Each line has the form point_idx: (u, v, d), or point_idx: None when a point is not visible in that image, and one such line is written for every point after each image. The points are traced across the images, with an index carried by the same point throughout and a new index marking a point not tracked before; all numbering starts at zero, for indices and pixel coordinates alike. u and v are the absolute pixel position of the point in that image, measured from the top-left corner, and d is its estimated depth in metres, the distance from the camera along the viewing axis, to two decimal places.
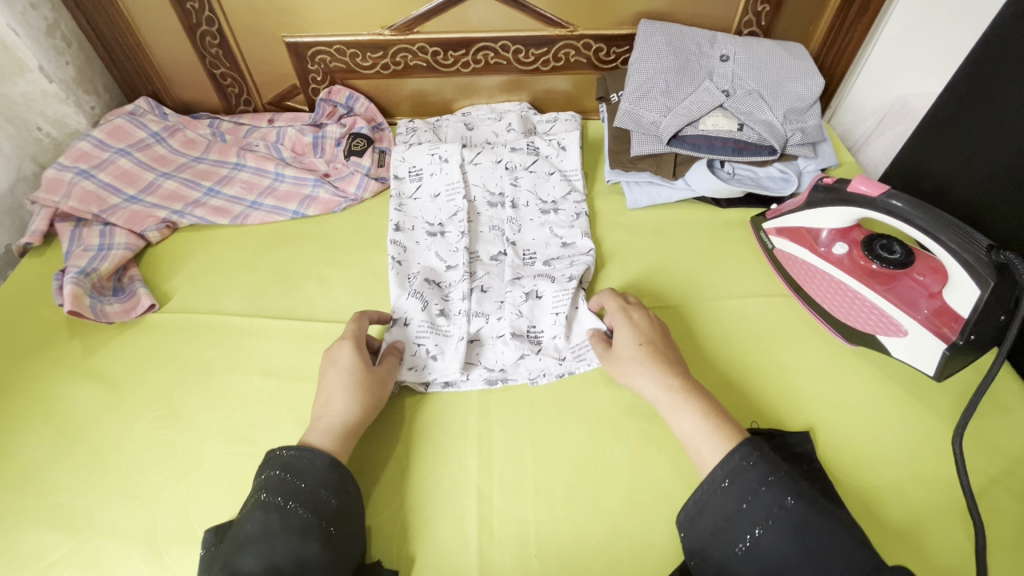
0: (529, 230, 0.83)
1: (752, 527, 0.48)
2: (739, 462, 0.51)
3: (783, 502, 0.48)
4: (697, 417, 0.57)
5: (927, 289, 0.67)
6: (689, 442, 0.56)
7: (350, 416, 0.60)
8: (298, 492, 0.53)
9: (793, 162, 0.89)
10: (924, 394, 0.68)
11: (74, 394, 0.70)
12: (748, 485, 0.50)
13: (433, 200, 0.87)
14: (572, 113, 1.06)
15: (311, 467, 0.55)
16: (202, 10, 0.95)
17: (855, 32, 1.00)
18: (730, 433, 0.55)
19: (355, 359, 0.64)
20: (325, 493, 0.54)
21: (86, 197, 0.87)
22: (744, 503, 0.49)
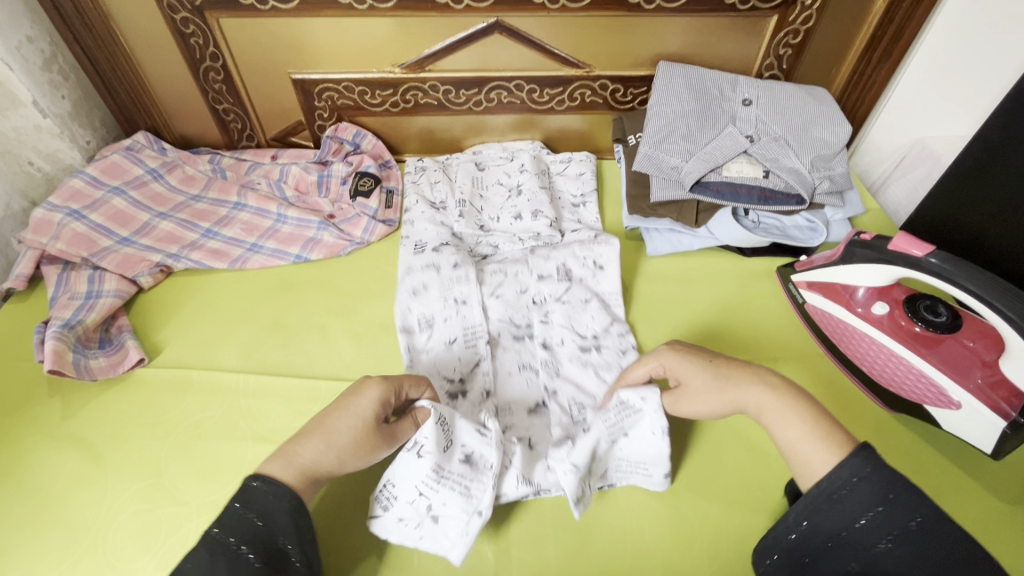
0: (570, 373, 0.71)
1: (856, 551, 0.42)
2: (847, 479, 0.43)
3: (902, 524, 0.40)
4: (804, 422, 0.50)
5: (979, 356, 0.63)
6: (792, 455, 0.49)
7: (324, 465, 0.50)
8: (256, 535, 0.45)
9: (820, 211, 0.86)
10: (980, 472, 0.62)
11: (49, 463, 0.64)
12: (858, 503, 0.42)
13: (448, 348, 0.73)
14: (585, 153, 1.03)
15: (275, 509, 0.46)
16: (206, 46, 0.92)
17: (880, 75, 0.97)
18: (842, 442, 0.47)
19: (371, 412, 0.53)
20: (281, 539, 0.46)
21: (76, 239, 0.82)
22: (860, 520, 0.42)
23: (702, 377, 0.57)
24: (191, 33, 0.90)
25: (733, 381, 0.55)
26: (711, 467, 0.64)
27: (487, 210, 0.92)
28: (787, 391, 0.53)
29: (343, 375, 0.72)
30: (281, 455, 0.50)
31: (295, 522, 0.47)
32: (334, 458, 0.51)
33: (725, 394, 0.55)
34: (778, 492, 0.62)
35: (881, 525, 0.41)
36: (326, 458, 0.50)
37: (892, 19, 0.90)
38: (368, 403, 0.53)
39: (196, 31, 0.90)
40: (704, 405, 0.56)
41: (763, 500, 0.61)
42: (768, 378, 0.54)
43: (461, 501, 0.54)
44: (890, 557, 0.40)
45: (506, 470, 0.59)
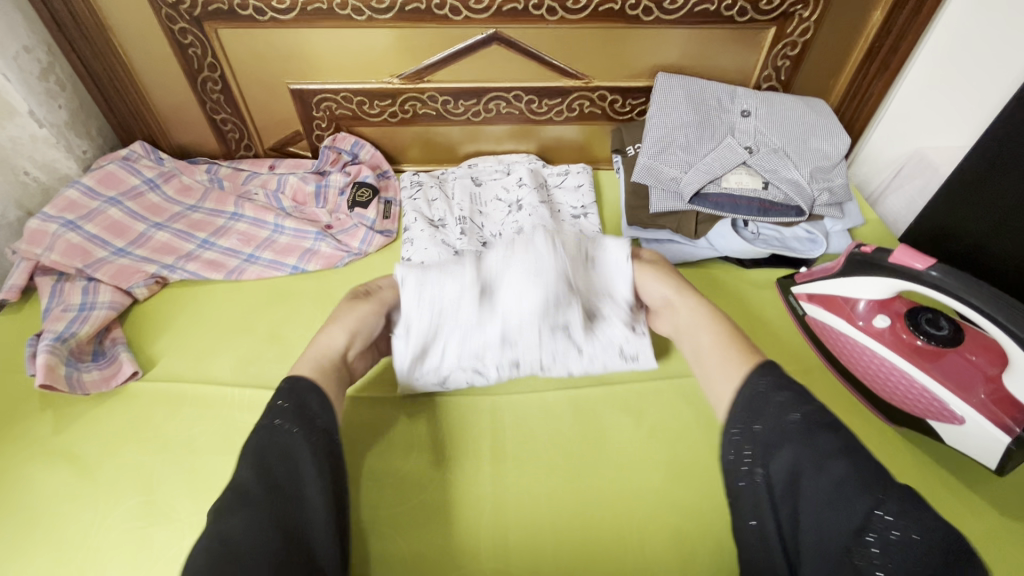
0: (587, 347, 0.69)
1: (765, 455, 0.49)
2: (750, 392, 0.52)
3: (790, 419, 0.49)
4: (704, 312, 0.63)
5: (982, 370, 0.62)
6: (706, 358, 0.59)
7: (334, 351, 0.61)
8: (295, 414, 0.53)
9: (819, 223, 0.86)
10: (985, 488, 0.62)
11: (40, 479, 0.63)
12: (760, 412, 0.51)
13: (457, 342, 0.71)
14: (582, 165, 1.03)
15: (300, 392, 0.55)
16: (205, 56, 0.92)
17: (877, 87, 0.97)
18: (748, 350, 0.57)
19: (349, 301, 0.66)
20: (316, 417, 0.54)
21: (71, 250, 0.81)
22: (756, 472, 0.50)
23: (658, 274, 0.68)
24: (189, 44, 0.90)
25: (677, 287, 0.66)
26: (713, 486, 0.63)
27: (492, 224, 0.91)
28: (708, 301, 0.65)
29: None
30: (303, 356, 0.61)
31: (317, 396, 0.55)
32: (344, 339, 0.62)
33: (672, 291, 0.66)
34: None
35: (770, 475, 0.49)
36: (338, 340, 0.62)
37: (889, 32, 0.91)
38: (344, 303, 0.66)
39: (194, 42, 0.90)
40: (654, 288, 0.67)
41: None
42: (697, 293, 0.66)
43: (454, 284, 0.64)
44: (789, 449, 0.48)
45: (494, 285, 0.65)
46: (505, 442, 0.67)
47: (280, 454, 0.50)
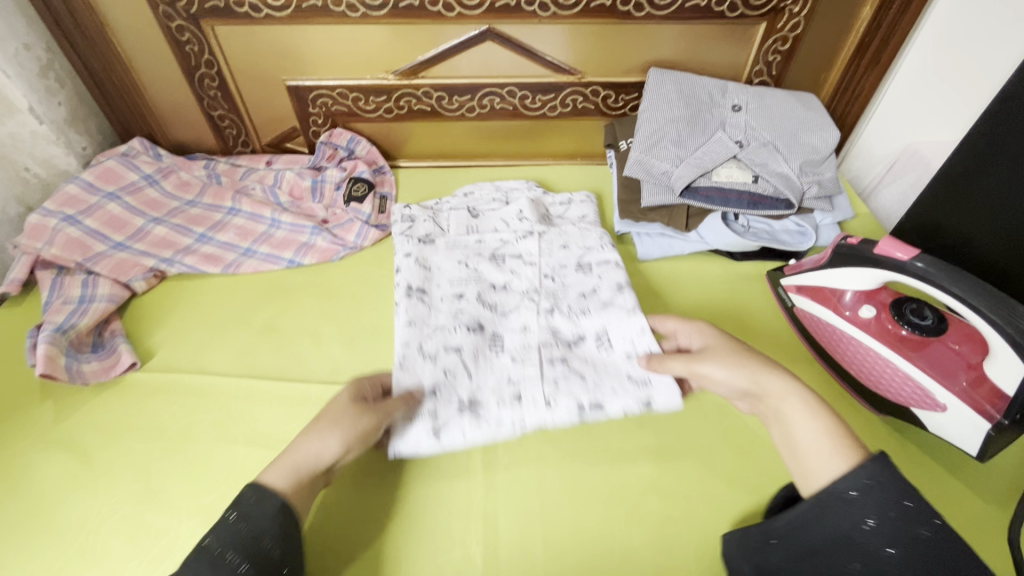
0: (593, 373, 0.66)
1: (863, 555, 0.38)
2: (863, 478, 0.40)
3: (915, 530, 0.37)
4: (785, 375, 0.52)
5: (964, 359, 0.63)
6: (814, 451, 0.46)
7: (318, 458, 0.52)
8: (241, 539, 0.45)
9: (810, 216, 0.87)
10: (968, 472, 0.63)
11: (40, 467, 0.64)
12: (867, 507, 0.39)
13: (467, 368, 0.66)
14: (587, 193, 0.97)
15: (257, 514, 0.47)
16: (202, 53, 0.93)
17: (867, 83, 0.98)
18: (858, 447, 0.45)
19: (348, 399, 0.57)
20: (268, 543, 0.46)
21: (70, 244, 0.83)
22: (866, 523, 0.39)
23: (731, 352, 0.57)
24: (186, 41, 0.91)
25: (763, 366, 0.53)
26: (701, 474, 0.64)
27: (498, 269, 0.79)
28: (807, 386, 0.51)
29: (335, 379, 0.72)
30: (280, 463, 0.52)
31: (280, 523, 0.47)
32: (338, 449, 0.53)
33: (750, 374, 0.53)
34: (765, 496, 0.62)
35: (894, 531, 0.38)
36: (328, 450, 0.53)
37: (879, 27, 0.92)
38: (341, 397, 0.58)
39: (191, 39, 0.91)
40: (724, 371, 0.55)
41: (750, 505, 0.61)
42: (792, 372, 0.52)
43: (477, 308, 0.73)
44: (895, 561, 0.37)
45: (512, 311, 0.74)
46: None
47: None
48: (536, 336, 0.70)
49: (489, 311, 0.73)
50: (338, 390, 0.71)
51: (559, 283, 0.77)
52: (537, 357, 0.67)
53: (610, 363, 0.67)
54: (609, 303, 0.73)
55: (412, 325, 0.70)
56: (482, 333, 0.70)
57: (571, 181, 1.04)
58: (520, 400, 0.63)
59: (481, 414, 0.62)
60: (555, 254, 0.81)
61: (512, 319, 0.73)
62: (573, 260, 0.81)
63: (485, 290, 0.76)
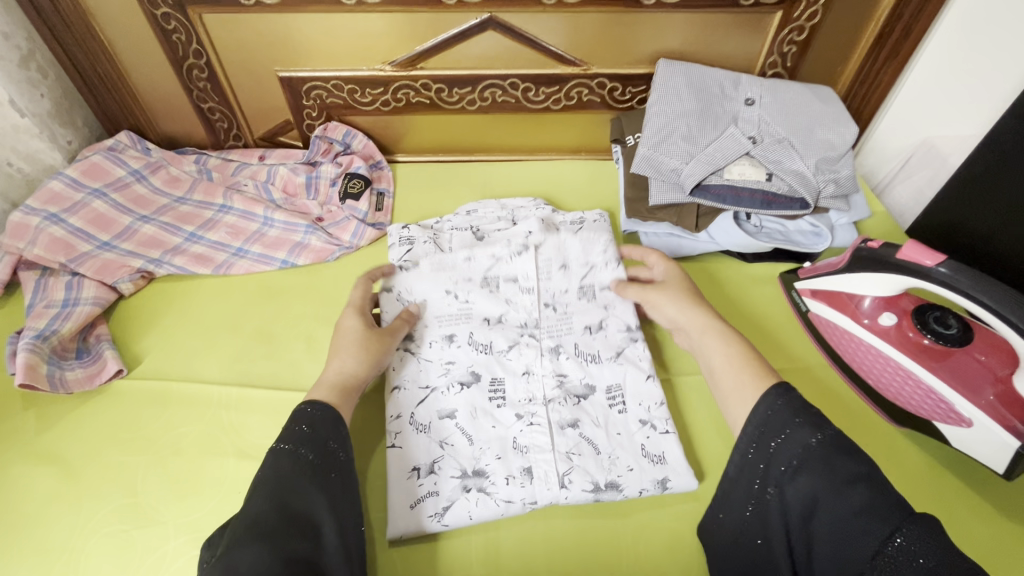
0: (606, 437, 0.62)
1: (778, 468, 0.44)
2: (763, 412, 0.47)
3: (808, 442, 0.43)
4: (710, 314, 0.61)
5: (991, 371, 0.60)
6: (724, 368, 0.55)
7: (354, 374, 0.59)
8: (308, 439, 0.50)
9: (824, 215, 0.83)
10: (992, 489, 0.60)
11: (21, 481, 0.61)
12: (772, 436, 0.45)
13: (468, 432, 0.62)
14: (599, 210, 0.88)
15: (319, 421, 0.52)
16: (189, 42, 0.89)
17: (885, 75, 0.94)
18: (764, 373, 0.52)
19: (361, 321, 0.64)
20: (333, 445, 0.51)
21: (54, 244, 0.79)
22: (772, 446, 0.45)
23: (678, 289, 0.66)
24: (173, 30, 0.87)
25: (695, 303, 0.63)
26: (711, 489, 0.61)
27: (494, 299, 0.73)
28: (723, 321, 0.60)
29: None
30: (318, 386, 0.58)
31: (340, 428, 0.53)
32: (368, 366, 0.61)
33: (682, 310, 0.63)
34: None
35: (789, 450, 0.44)
36: (358, 367, 0.60)
37: (900, 17, 0.87)
38: (351, 321, 0.64)
39: (178, 28, 0.87)
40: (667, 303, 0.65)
41: None
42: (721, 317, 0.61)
43: (471, 351, 0.68)
44: (806, 473, 0.42)
45: (512, 353, 0.69)
46: None
47: (292, 482, 0.46)
48: (541, 387, 0.66)
49: (485, 354, 0.69)
50: None
51: (562, 314, 0.73)
52: (546, 420, 0.63)
53: (623, 427, 0.63)
54: (621, 354, 0.69)
55: (405, 387, 0.65)
56: (480, 384, 0.66)
57: (576, 178, 1.00)
58: (529, 476, 0.60)
59: (487, 491, 0.59)
60: (554, 277, 0.76)
61: (514, 361, 0.68)
62: (575, 283, 0.75)
63: (478, 329, 0.71)
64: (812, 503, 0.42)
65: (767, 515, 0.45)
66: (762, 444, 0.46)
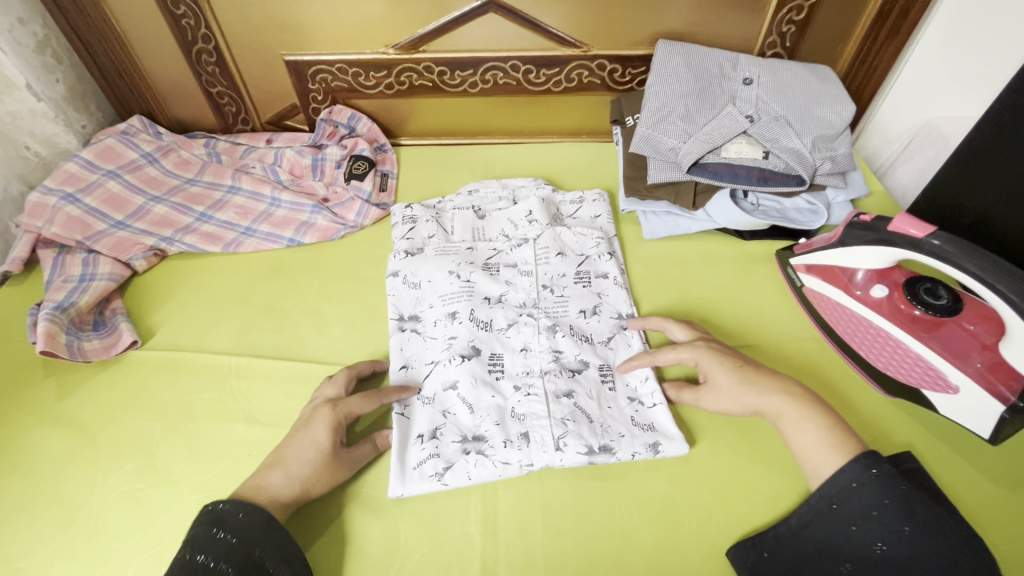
0: (598, 408, 0.65)
1: (868, 533, 0.46)
2: (847, 483, 0.49)
3: (898, 529, 0.45)
4: (780, 398, 0.58)
5: (980, 340, 0.62)
6: (808, 460, 0.54)
7: (283, 495, 0.54)
8: (232, 551, 0.48)
9: (821, 193, 0.85)
10: (978, 455, 0.61)
11: (43, 443, 0.64)
12: (852, 513, 0.48)
13: (468, 402, 0.64)
14: (598, 190, 0.92)
15: (248, 526, 0.50)
16: (198, 27, 0.91)
17: (885, 55, 0.94)
18: (857, 445, 0.53)
19: (327, 441, 0.57)
20: (258, 553, 0.49)
21: (71, 223, 0.82)
22: (853, 525, 0.48)
23: (729, 373, 0.61)
24: (182, 14, 0.90)
25: (757, 387, 0.59)
26: (703, 452, 0.63)
27: (493, 280, 0.76)
28: (801, 395, 0.58)
29: (335, 359, 0.72)
30: (248, 485, 0.54)
31: (273, 533, 0.50)
32: (299, 491, 0.55)
33: (744, 403, 0.59)
34: (769, 477, 0.61)
35: (878, 531, 0.46)
36: (289, 490, 0.54)
37: None
38: (320, 432, 0.57)
39: (187, 12, 0.89)
40: (726, 402, 0.60)
41: (753, 487, 0.60)
42: (786, 387, 0.58)
43: (471, 327, 0.70)
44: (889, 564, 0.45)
45: (510, 331, 0.71)
46: None
47: None
48: (538, 361, 0.68)
49: (485, 330, 0.71)
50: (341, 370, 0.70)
51: (559, 296, 0.75)
52: (542, 390, 0.65)
53: (613, 401, 0.66)
54: (613, 338, 0.71)
55: (410, 366, 0.68)
56: (480, 358, 0.68)
57: (576, 159, 1.02)
58: (527, 441, 0.62)
59: (486, 454, 0.61)
60: (552, 262, 0.78)
61: (512, 338, 0.70)
62: (572, 269, 0.78)
63: (479, 306, 0.73)
64: None
65: None
66: (836, 510, 0.49)
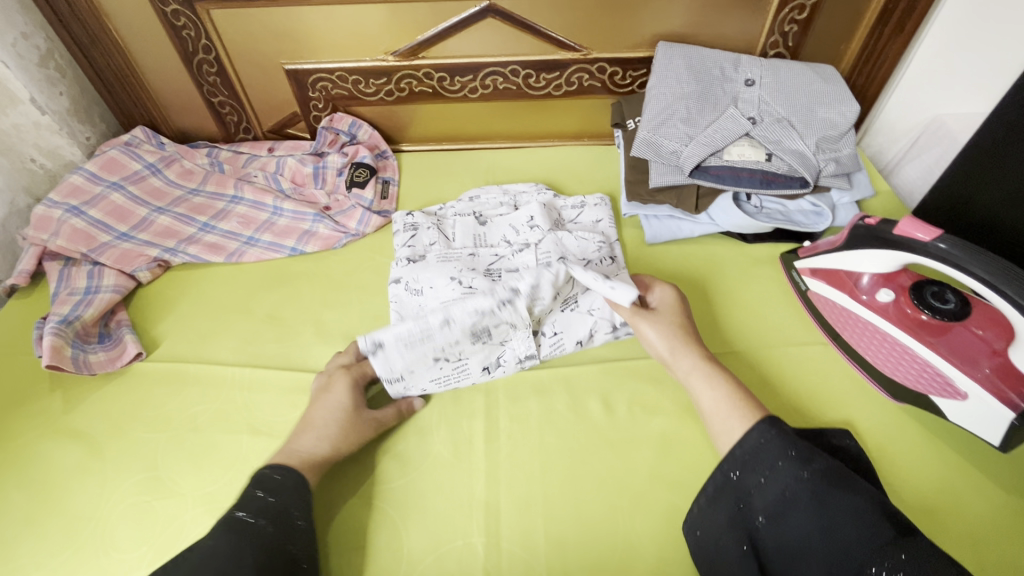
0: None
1: (774, 484, 0.48)
2: (755, 440, 0.50)
3: (798, 474, 0.47)
4: (696, 357, 0.62)
5: (988, 344, 0.61)
6: (715, 413, 0.56)
7: (319, 453, 0.59)
8: (269, 509, 0.52)
9: (825, 195, 0.84)
10: (989, 462, 0.60)
11: (49, 456, 0.65)
12: (761, 464, 0.49)
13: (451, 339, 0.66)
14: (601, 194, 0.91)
15: (282, 488, 0.54)
16: (199, 37, 0.91)
17: (890, 52, 0.93)
18: (753, 409, 0.54)
19: (348, 399, 0.63)
20: (293, 513, 0.53)
21: (75, 235, 0.83)
22: (762, 477, 0.48)
23: (669, 323, 0.66)
24: (183, 25, 0.90)
25: (685, 340, 0.64)
26: (706, 463, 0.62)
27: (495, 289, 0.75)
28: (713, 363, 0.62)
29: None
30: (280, 452, 0.59)
31: (303, 498, 0.54)
32: (331, 445, 0.60)
33: (670, 348, 0.64)
34: None
35: (781, 482, 0.47)
36: (322, 445, 0.59)
37: None
38: (340, 394, 0.63)
39: (187, 24, 0.90)
40: (656, 335, 0.65)
41: None
42: (704, 354, 0.63)
43: None
44: (790, 505, 0.46)
45: None
46: (499, 419, 0.67)
47: (247, 551, 0.48)
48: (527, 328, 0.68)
49: None
50: None
51: None
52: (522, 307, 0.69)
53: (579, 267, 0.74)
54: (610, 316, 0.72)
55: None
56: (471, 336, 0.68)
57: (578, 163, 1.01)
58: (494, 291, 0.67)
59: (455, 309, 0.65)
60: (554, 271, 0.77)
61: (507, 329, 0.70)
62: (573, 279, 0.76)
63: None
64: (806, 540, 0.44)
65: (767, 545, 0.47)
66: (751, 468, 0.49)
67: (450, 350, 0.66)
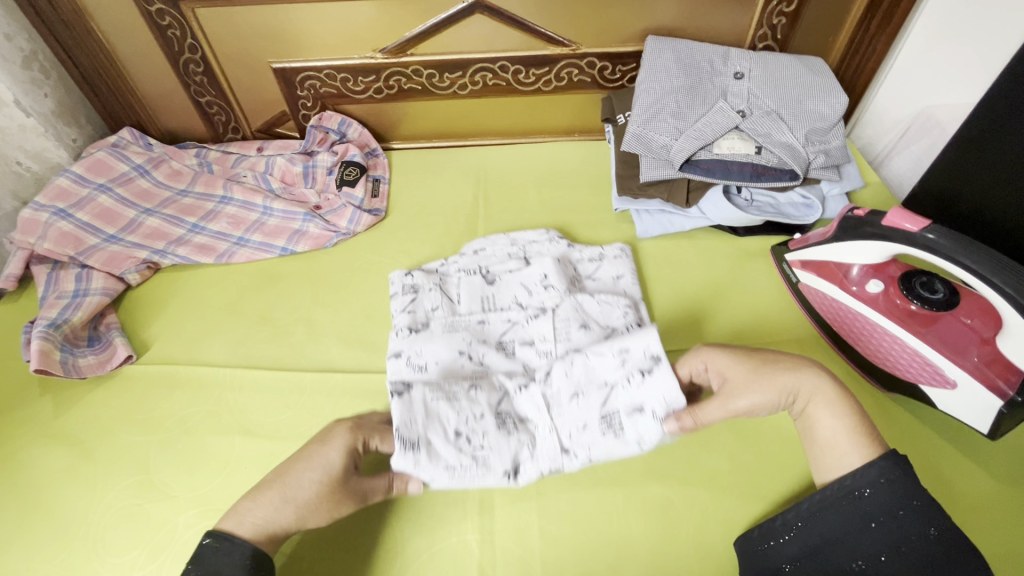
0: None
1: (886, 532, 0.44)
2: (875, 479, 0.46)
3: (923, 530, 0.43)
4: (811, 374, 0.53)
5: (978, 334, 0.61)
6: (831, 446, 0.51)
7: (278, 519, 0.49)
8: None
9: (815, 187, 0.84)
10: (977, 450, 0.61)
11: (39, 461, 0.65)
12: (876, 507, 0.45)
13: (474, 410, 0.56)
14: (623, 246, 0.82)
15: (227, 565, 0.46)
16: (184, 37, 0.90)
17: (878, 44, 0.93)
18: (874, 434, 0.50)
19: (342, 461, 0.52)
20: None
21: (63, 239, 0.82)
22: (873, 521, 0.45)
23: (747, 374, 0.53)
24: (168, 25, 0.89)
25: (780, 367, 0.53)
26: (699, 456, 0.62)
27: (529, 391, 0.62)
28: (827, 374, 0.53)
29: (329, 368, 0.72)
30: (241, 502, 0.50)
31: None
32: (294, 515, 0.49)
33: (778, 395, 0.52)
34: (766, 477, 0.60)
35: (898, 530, 0.44)
36: (285, 513, 0.49)
37: None
38: (333, 452, 0.52)
39: (173, 23, 0.89)
40: (759, 397, 0.52)
41: (751, 487, 0.60)
42: (797, 364, 0.54)
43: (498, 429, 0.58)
44: (910, 560, 0.42)
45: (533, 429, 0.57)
46: None
47: None
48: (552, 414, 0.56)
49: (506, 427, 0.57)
50: (333, 379, 0.70)
51: None
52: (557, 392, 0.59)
53: None
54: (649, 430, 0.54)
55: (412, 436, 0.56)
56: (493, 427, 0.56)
57: (569, 158, 1.01)
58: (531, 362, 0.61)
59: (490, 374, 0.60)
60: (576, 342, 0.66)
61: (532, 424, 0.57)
62: None
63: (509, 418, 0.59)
64: None
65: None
66: (860, 503, 0.46)
67: (471, 425, 0.55)
